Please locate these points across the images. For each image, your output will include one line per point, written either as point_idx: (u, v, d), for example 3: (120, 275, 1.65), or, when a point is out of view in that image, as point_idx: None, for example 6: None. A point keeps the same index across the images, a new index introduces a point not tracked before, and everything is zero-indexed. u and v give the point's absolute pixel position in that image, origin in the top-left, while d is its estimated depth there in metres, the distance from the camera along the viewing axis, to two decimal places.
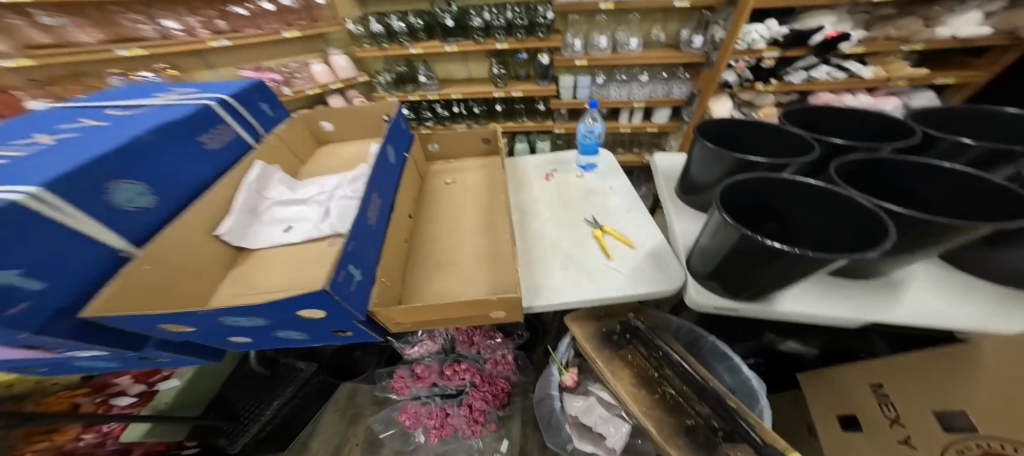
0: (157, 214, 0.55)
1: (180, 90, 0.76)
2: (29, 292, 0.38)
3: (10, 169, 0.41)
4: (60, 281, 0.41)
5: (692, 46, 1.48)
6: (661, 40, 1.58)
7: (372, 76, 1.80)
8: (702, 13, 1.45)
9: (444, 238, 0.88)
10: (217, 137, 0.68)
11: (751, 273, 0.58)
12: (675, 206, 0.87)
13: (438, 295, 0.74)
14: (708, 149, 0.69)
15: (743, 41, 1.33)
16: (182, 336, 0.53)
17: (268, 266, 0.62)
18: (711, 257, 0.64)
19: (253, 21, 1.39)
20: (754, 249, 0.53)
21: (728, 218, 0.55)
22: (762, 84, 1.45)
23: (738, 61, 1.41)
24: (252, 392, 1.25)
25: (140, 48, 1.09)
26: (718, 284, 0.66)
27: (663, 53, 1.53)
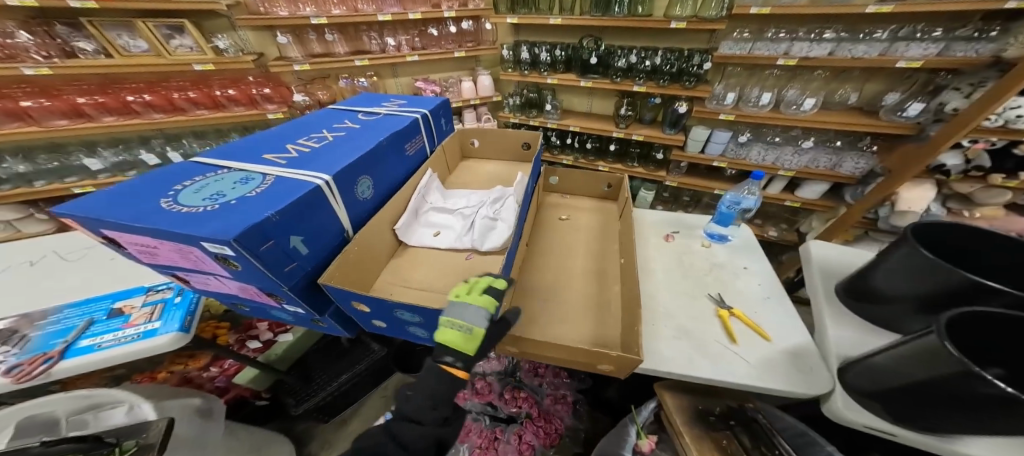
0: (370, 203, 0.73)
1: (397, 101, 0.98)
2: (299, 256, 0.55)
3: (309, 160, 0.63)
4: (314, 254, 0.59)
5: (903, 114, 1.25)
6: (848, 101, 1.41)
7: (503, 98, 1.95)
8: (936, 76, 1.24)
9: (553, 274, 0.90)
10: (413, 146, 0.87)
11: (954, 419, 0.44)
12: (833, 309, 0.73)
13: (541, 331, 0.76)
14: (923, 257, 0.56)
15: (998, 117, 0.99)
16: (351, 313, 0.67)
17: (418, 264, 0.78)
18: (885, 376, 0.51)
19: (439, 42, 1.67)
20: (979, 393, 0.40)
21: (948, 343, 0.42)
22: (1002, 178, 1.10)
23: (975, 141, 1.07)
24: (327, 360, 1.34)
25: (368, 59, 1.46)
26: (881, 406, 0.52)
27: (849, 118, 1.35)
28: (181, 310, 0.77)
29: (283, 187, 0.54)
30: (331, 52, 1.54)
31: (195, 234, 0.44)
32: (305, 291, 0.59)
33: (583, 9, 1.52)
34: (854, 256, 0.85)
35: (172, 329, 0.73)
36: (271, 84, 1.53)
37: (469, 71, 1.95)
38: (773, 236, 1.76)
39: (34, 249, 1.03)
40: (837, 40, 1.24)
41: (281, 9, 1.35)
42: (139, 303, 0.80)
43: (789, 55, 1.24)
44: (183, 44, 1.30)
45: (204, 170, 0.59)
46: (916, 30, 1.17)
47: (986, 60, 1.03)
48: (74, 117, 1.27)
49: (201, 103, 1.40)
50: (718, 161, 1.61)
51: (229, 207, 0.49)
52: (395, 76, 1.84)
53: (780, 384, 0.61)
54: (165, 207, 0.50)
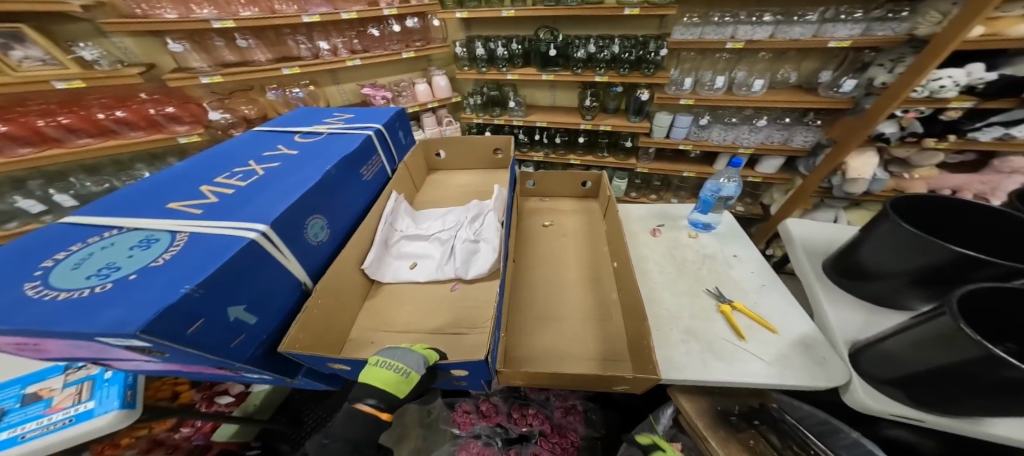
0: (329, 245, 0.61)
1: (342, 115, 0.85)
2: (247, 327, 0.43)
3: (237, 204, 0.50)
4: (267, 319, 0.47)
5: (839, 90, 1.31)
6: (790, 80, 1.47)
7: (462, 97, 1.84)
8: (861, 54, 1.29)
9: (547, 289, 0.83)
10: (370, 169, 0.75)
11: (975, 400, 0.43)
12: (827, 288, 0.73)
13: (546, 358, 0.69)
14: (909, 232, 0.55)
15: (923, 89, 1.07)
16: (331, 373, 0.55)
17: (397, 302, 0.68)
18: (903, 363, 0.49)
19: (383, 43, 1.51)
20: (1001, 378, 0.38)
21: (964, 325, 0.40)
22: (933, 141, 1.17)
23: (907, 110, 1.14)
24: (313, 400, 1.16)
25: (299, 67, 1.29)
26: (902, 393, 0.51)
27: (792, 95, 1.40)
28: (118, 385, 0.61)
29: (201, 247, 0.41)
30: (247, 60, 1.34)
31: (79, 334, 0.31)
32: (266, 363, 0.47)
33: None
34: (834, 231, 0.87)
35: (111, 406, 0.59)
36: (176, 101, 1.28)
37: (422, 72, 1.82)
38: (740, 211, 1.85)
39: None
40: (775, 23, 1.25)
41: (165, 11, 1.11)
42: (59, 383, 0.63)
43: (736, 38, 1.25)
44: (31, 56, 1.01)
45: (89, 233, 0.44)
46: (840, 11, 1.20)
47: (902, 38, 1.10)
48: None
49: (82, 130, 1.12)
50: (683, 145, 1.63)
51: (128, 285, 0.36)
52: (336, 83, 1.66)
53: (798, 380, 0.58)
54: (30, 296, 0.36)
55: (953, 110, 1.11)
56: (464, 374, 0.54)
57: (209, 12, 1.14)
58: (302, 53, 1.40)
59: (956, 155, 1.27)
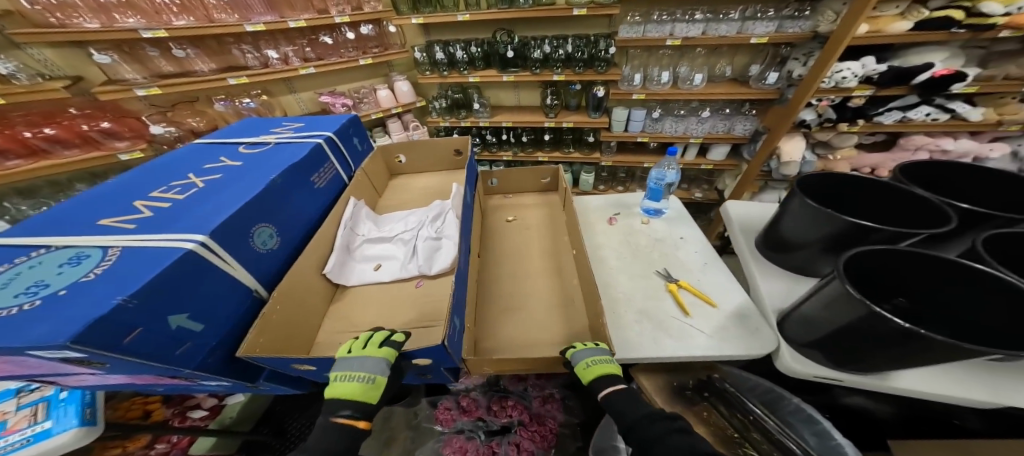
0: (281, 251, 0.62)
1: (291, 125, 0.85)
2: (193, 334, 0.44)
3: (174, 218, 0.50)
4: (216, 327, 0.48)
5: (766, 82, 1.43)
6: (726, 74, 1.58)
7: (427, 102, 1.87)
8: (779, 49, 1.41)
9: (512, 281, 0.86)
10: (323, 175, 0.76)
11: (873, 353, 0.48)
12: (759, 262, 0.80)
13: (512, 346, 0.72)
14: (813, 207, 0.62)
15: (829, 80, 1.19)
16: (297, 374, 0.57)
17: (360, 304, 0.70)
18: (817, 328, 0.55)
19: (338, 50, 1.51)
20: (884, 331, 0.44)
21: (850, 287, 0.46)
22: (846, 125, 1.30)
23: (820, 99, 1.26)
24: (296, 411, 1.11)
25: (247, 76, 1.27)
26: (821, 354, 0.56)
27: (728, 88, 1.50)
28: (74, 404, 0.63)
29: (137, 261, 0.42)
30: (187, 70, 1.30)
31: (6, 349, 0.31)
32: (221, 367, 0.49)
33: (490, 3, 1.47)
34: (765, 209, 0.96)
35: (69, 426, 0.61)
36: (109, 116, 1.21)
37: (383, 78, 1.81)
38: (698, 197, 1.97)
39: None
40: (705, 21, 1.34)
41: (83, 20, 1.05)
42: (12, 406, 0.64)
43: (674, 36, 1.34)
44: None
45: (16, 254, 0.44)
46: (755, 11, 1.32)
47: (807, 36, 1.22)
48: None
49: (7, 151, 1.03)
50: (641, 137, 1.72)
51: (56, 300, 0.36)
52: (291, 92, 1.63)
53: (737, 351, 0.64)
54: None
55: (858, 97, 1.23)
56: (427, 365, 0.56)
57: (135, 22, 1.09)
58: (252, 63, 1.36)
59: (870, 136, 1.42)
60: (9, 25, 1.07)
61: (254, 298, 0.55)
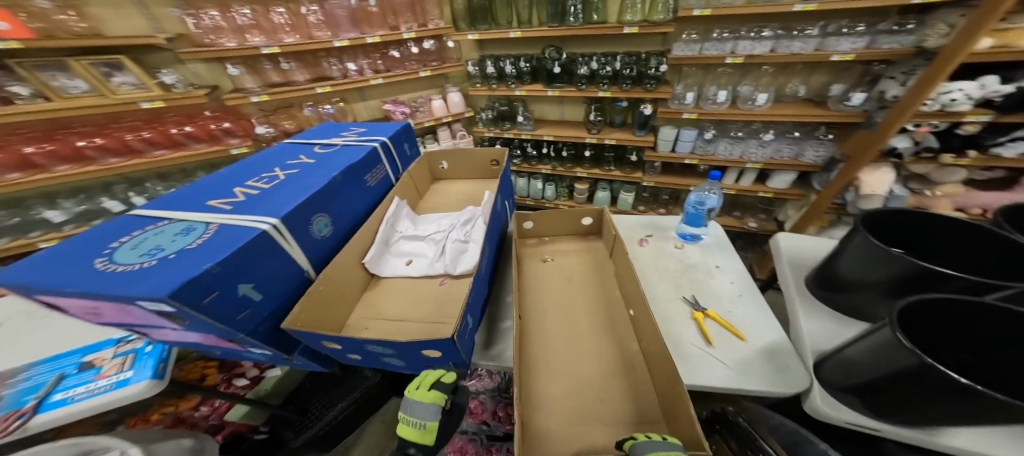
0: (331, 240, 0.71)
1: (356, 129, 0.97)
2: (253, 302, 0.53)
3: (256, 204, 0.61)
4: (271, 298, 0.57)
5: (848, 103, 1.28)
6: (798, 94, 1.45)
7: (476, 112, 1.97)
8: (871, 67, 1.29)
9: (557, 336, 0.72)
10: (375, 176, 0.86)
11: (925, 411, 0.41)
12: (804, 300, 0.73)
13: (565, 436, 0.56)
14: (876, 246, 0.55)
15: (933, 102, 1.03)
16: (325, 350, 0.64)
17: (389, 295, 0.77)
18: (857, 372, 0.48)
19: (403, 63, 1.67)
20: (930, 386, 0.38)
21: (900, 335, 0.40)
22: (951, 156, 1.13)
23: (919, 124, 1.11)
24: (321, 391, 1.25)
25: (330, 85, 1.46)
26: (858, 401, 0.49)
27: (799, 109, 1.38)
28: (153, 357, 0.74)
29: (225, 235, 0.52)
30: (289, 81, 1.52)
31: (129, 295, 0.41)
32: (267, 333, 0.57)
33: (541, 21, 1.52)
34: (820, 245, 0.87)
35: (144, 376, 0.70)
36: (231, 117, 1.50)
37: (440, 89, 1.96)
38: (752, 227, 1.80)
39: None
40: (775, 38, 1.26)
41: (227, 41, 1.31)
42: (110, 354, 0.77)
43: (735, 53, 1.27)
44: (126, 81, 1.24)
45: (147, 222, 0.57)
46: (843, 25, 1.21)
47: (909, 51, 1.07)
48: (25, 169, 1.17)
49: (160, 143, 1.37)
50: (689, 159, 1.63)
51: (167, 262, 0.47)
52: (362, 100, 1.83)
53: (759, 386, 0.59)
54: (99, 268, 0.47)
55: (970, 123, 1.07)
56: (438, 357, 0.59)
57: (260, 40, 1.32)
58: (334, 73, 1.57)
59: (983, 171, 1.20)
60: (181, 46, 1.34)
61: (304, 279, 0.64)
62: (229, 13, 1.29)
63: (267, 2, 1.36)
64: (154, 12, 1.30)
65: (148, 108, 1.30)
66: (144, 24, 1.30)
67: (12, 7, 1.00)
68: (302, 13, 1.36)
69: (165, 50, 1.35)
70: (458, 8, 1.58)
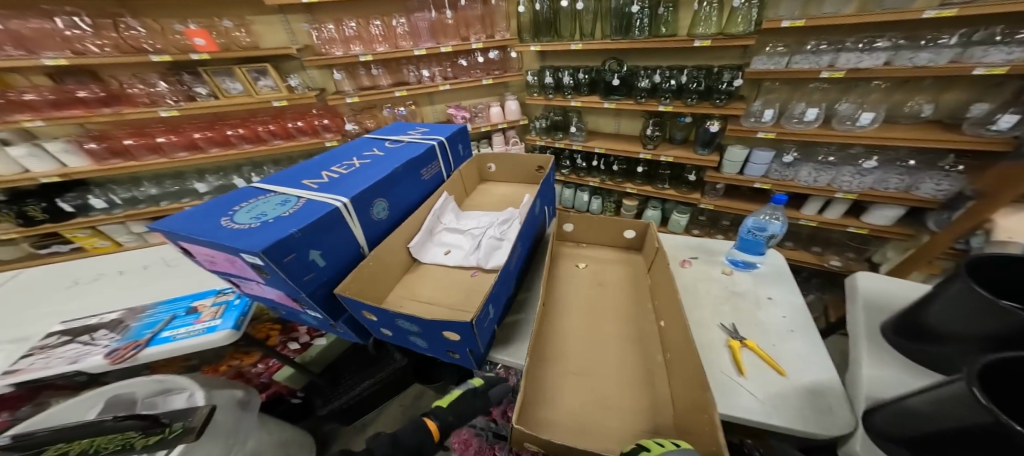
0: (385, 223, 0.81)
1: (420, 129, 1.09)
2: (318, 267, 0.63)
3: (335, 186, 0.73)
4: (331, 266, 0.67)
5: (993, 127, 1.06)
6: (921, 114, 1.23)
7: (531, 120, 2.02)
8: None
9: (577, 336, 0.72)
10: (429, 171, 0.95)
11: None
12: (874, 348, 0.62)
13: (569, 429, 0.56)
14: (979, 297, 0.46)
15: None
16: (364, 320, 0.73)
17: (425, 280, 0.84)
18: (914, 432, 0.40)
19: (469, 71, 1.80)
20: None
21: (979, 392, 0.33)
22: None
23: None
24: (356, 366, 1.41)
25: (407, 90, 1.65)
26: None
27: (922, 132, 1.18)
28: (237, 311, 0.90)
29: (310, 208, 0.64)
30: (377, 85, 1.74)
31: (239, 246, 0.54)
32: (321, 297, 0.66)
33: (604, 34, 1.55)
34: (910, 290, 0.73)
35: (227, 325, 0.85)
36: (330, 115, 1.80)
37: (499, 97, 2.08)
38: (833, 266, 1.57)
39: (147, 256, 1.28)
40: (893, 48, 1.10)
41: (336, 51, 1.55)
42: (209, 302, 0.94)
43: (834, 67, 1.13)
44: (267, 84, 1.55)
45: (256, 194, 0.71)
46: (996, 33, 1.00)
47: None
48: (191, 149, 1.67)
49: (279, 134, 1.74)
50: (760, 183, 1.49)
51: (267, 226, 0.59)
52: (431, 104, 2.02)
53: (789, 422, 0.54)
54: (222, 224, 0.61)
55: None
56: (456, 341, 0.64)
57: (358, 50, 1.54)
58: (412, 78, 1.76)
59: None
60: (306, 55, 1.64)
61: (358, 255, 0.73)
62: (341, 26, 1.53)
63: (369, 17, 1.59)
64: (293, 27, 1.60)
65: (276, 105, 1.62)
66: (286, 38, 1.60)
67: (209, 29, 1.39)
68: (393, 26, 1.57)
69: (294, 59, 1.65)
70: (524, 21, 1.64)
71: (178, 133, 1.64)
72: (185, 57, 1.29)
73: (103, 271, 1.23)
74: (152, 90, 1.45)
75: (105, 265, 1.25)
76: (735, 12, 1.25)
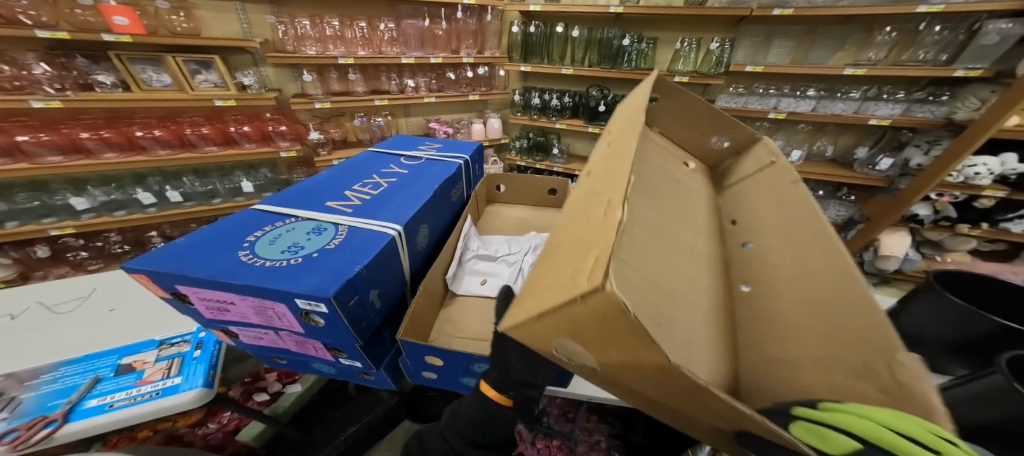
0: (426, 251, 0.72)
1: (431, 145, 0.99)
2: (374, 311, 0.55)
3: (375, 210, 0.64)
4: (383, 308, 0.59)
5: (876, 167, 1.39)
6: (825, 154, 1.57)
7: (510, 140, 2.04)
8: (899, 134, 1.40)
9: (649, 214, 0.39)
10: (457, 192, 0.88)
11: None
12: None
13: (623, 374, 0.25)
14: (953, 305, 0.62)
15: (957, 174, 1.16)
16: (406, 365, 0.63)
17: (465, 313, 0.75)
18: None
19: (455, 85, 1.73)
20: None
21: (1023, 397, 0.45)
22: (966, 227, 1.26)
23: (941, 194, 1.25)
24: (332, 410, 1.13)
25: (388, 100, 1.52)
26: None
27: (827, 168, 1.50)
28: (204, 363, 0.66)
29: (357, 239, 0.56)
30: (350, 91, 1.54)
31: (293, 290, 0.46)
32: (371, 344, 0.57)
33: (592, 62, 1.63)
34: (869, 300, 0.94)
35: (196, 384, 0.62)
36: (287, 121, 1.52)
37: (477, 113, 2.05)
38: None
39: (17, 299, 0.84)
40: (817, 98, 1.38)
41: (308, 49, 1.35)
42: (153, 357, 0.68)
43: (779, 109, 1.40)
44: (208, 79, 1.25)
45: (272, 219, 0.61)
46: (881, 92, 1.33)
47: (940, 121, 1.20)
48: (71, 153, 1.24)
49: (212, 139, 1.41)
50: None
51: (313, 261, 0.51)
52: (406, 116, 1.88)
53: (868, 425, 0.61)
54: (244, 260, 0.52)
55: (987, 198, 1.20)
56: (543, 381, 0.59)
57: (339, 51, 1.37)
58: (391, 88, 1.61)
59: (988, 243, 1.34)
60: (261, 49, 1.38)
61: (404, 292, 0.65)
62: (320, 23, 1.34)
63: (353, 17, 1.43)
64: (250, 17, 1.34)
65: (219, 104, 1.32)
66: (237, 29, 1.33)
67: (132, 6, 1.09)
68: (379, 29, 1.43)
69: (246, 53, 1.38)
70: (516, 40, 1.67)
71: (49, 130, 1.22)
72: (96, 38, 1.01)
73: None
74: (24, 74, 1.05)
75: None
76: (711, 54, 1.44)
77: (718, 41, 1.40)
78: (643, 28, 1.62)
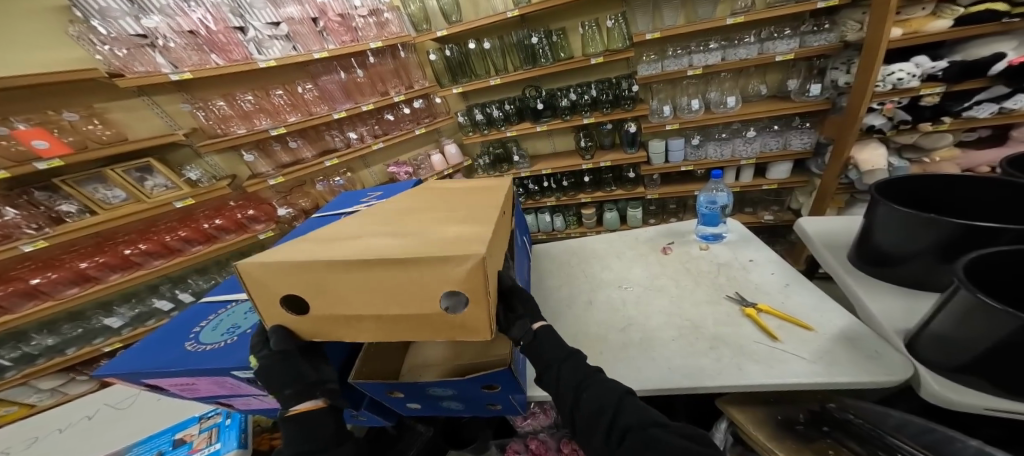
0: None
1: (374, 193, 0.99)
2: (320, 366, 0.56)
3: None
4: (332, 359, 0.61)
5: (808, 94, 1.45)
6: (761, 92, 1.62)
7: (473, 160, 2.09)
8: (812, 62, 1.44)
9: (459, 215, 0.44)
10: None
11: None
12: (857, 280, 0.73)
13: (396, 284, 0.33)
14: (901, 217, 0.59)
15: (884, 82, 1.17)
16: (387, 401, 0.66)
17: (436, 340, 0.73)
18: (961, 346, 0.48)
19: (398, 124, 1.80)
20: None
21: (984, 297, 0.42)
22: (929, 125, 1.21)
23: (883, 103, 1.22)
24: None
25: (338, 157, 1.57)
26: (982, 380, 0.47)
27: (769, 106, 1.52)
28: (236, 428, 0.73)
29: None
30: (299, 158, 1.59)
31: (225, 366, 0.44)
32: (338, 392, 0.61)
33: (514, 66, 1.71)
34: (845, 224, 0.90)
35: (232, 446, 0.69)
36: (253, 204, 1.59)
37: (436, 143, 2.14)
38: (768, 220, 1.81)
39: (88, 403, 0.92)
40: (722, 47, 1.45)
41: (237, 128, 1.39)
42: (196, 429, 0.75)
43: (693, 66, 1.46)
44: (157, 183, 1.32)
45: (218, 306, 0.60)
46: (772, 32, 1.42)
47: (836, 45, 1.28)
48: (83, 283, 1.28)
49: (195, 239, 1.45)
50: (685, 166, 1.70)
51: (250, 335, 0.49)
52: (367, 167, 2.00)
53: (852, 377, 0.57)
54: (189, 350, 0.50)
55: (929, 95, 1.17)
56: (497, 391, 0.59)
57: (266, 122, 1.42)
58: (337, 143, 1.67)
59: (968, 133, 1.29)
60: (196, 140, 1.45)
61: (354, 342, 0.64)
62: (235, 101, 1.38)
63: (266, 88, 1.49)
64: (167, 109, 1.40)
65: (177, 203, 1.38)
66: (161, 123, 1.40)
67: (45, 126, 1.10)
68: (298, 92, 1.50)
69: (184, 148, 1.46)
70: (438, 67, 1.75)
71: (55, 267, 1.25)
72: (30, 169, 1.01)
73: (41, 431, 0.88)
74: None
75: (34, 428, 0.89)
76: (611, 30, 1.52)
77: (612, 18, 1.49)
78: (549, 23, 1.66)
